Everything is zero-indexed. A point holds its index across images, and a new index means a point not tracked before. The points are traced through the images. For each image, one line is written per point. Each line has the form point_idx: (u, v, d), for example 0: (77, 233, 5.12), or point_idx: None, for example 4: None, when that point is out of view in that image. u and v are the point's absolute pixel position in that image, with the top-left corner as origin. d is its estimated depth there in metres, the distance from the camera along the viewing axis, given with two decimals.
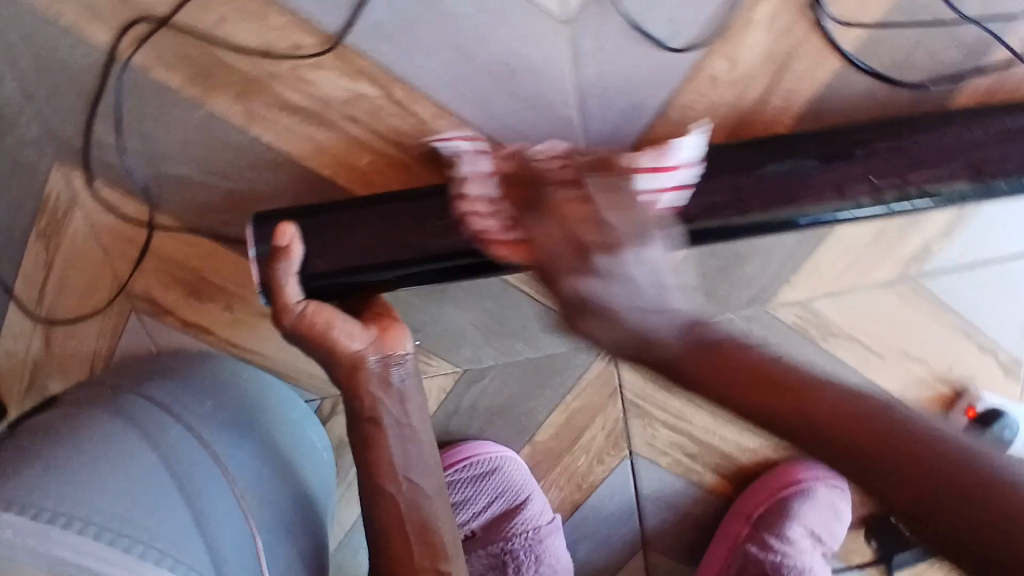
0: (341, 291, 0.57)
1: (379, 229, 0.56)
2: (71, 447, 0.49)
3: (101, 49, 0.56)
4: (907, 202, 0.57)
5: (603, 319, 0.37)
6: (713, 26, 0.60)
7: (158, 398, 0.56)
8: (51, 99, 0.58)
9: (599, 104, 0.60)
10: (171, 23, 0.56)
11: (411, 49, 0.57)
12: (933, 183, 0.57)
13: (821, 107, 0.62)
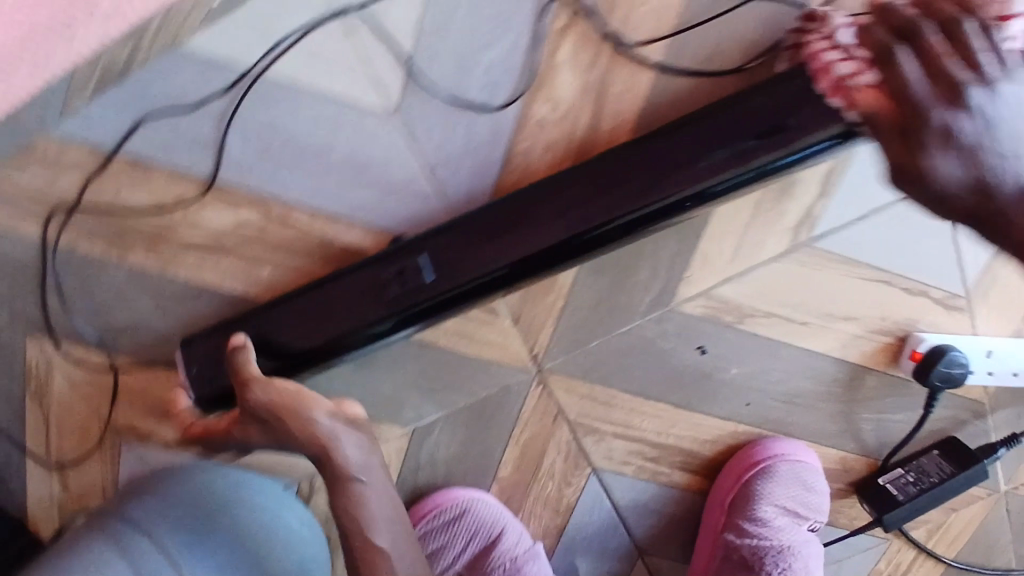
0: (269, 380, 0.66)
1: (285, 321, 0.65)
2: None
3: (33, 240, 0.67)
4: (751, 172, 0.60)
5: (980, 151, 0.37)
6: (527, 75, 0.65)
7: (135, 518, 0.67)
8: (7, 289, 0.69)
9: (447, 170, 0.67)
10: (80, 208, 0.66)
11: (272, 172, 0.66)
12: (763, 150, 0.60)
13: (650, 116, 0.66)
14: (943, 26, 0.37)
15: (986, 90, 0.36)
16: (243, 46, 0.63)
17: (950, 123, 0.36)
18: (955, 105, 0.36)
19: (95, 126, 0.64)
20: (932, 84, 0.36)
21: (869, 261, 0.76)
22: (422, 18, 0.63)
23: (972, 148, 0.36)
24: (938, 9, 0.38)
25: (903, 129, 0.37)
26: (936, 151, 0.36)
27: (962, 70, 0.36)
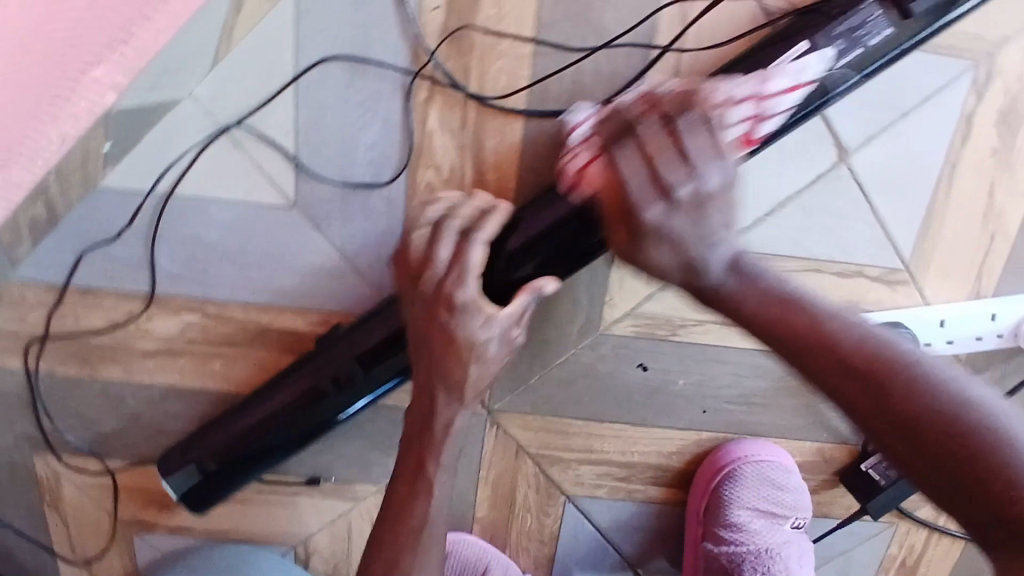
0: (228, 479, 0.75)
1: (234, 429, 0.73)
2: None
3: (17, 370, 0.76)
4: None
5: (664, 244, 0.51)
6: (407, 146, 0.69)
7: None
8: (7, 415, 0.78)
9: (356, 248, 0.72)
10: (50, 336, 0.74)
11: (202, 276, 0.73)
12: None
13: (530, 162, 0.69)
14: (657, 129, 0.49)
15: (691, 188, 0.49)
16: (151, 172, 0.70)
17: (660, 218, 0.50)
18: (663, 201, 0.49)
19: (45, 267, 0.72)
20: (649, 181, 0.49)
21: (790, 255, 0.75)
22: (297, 116, 0.68)
23: (676, 234, 0.51)
24: (655, 113, 0.51)
25: (628, 220, 0.51)
26: (648, 243, 0.52)
27: (671, 170, 0.49)
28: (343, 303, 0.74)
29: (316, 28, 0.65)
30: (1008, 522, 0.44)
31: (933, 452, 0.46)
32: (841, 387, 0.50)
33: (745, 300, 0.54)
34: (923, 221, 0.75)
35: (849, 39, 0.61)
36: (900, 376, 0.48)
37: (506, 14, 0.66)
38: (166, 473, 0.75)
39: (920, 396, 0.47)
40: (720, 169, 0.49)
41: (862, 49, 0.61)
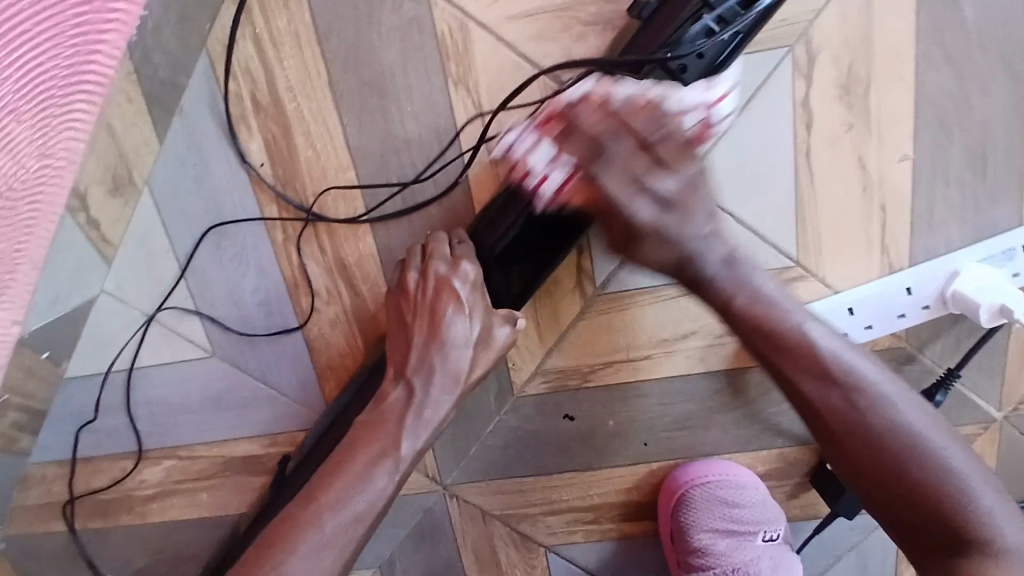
0: None
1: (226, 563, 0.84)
2: None
3: (61, 529, 0.89)
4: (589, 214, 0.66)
5: (661, 248, 0.61)
6: (285, 280, 0.77)
7: None
8: (65, 568, 0.91)
9: (277, 373, 0.81)
10: (76, 497, 0.88)
11: (168, 427, 0.85)
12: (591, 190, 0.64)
13: (392, 266, 0.76)
14: (629, 144, 0.60)
15: (676, 185, 0.60)
16: (98, 360, 0.81)
17: (656, 217, 0.60)
18: (656, 203, 0.60)
19: (52, 451, 0.86)
20: (637, 189, 0.59)
21: (665, 281, 0.76)
22: (189, 281, 0.78)
23: (671, 235, 0.60)
24: (628, 123, 0.60)
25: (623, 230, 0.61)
26: (643, 242, 0.61)
27: (654, 176, 0.59)
28: (283, 423, 0.83)
29: (175, 210, 0.75)
30: (922, 534, 0.56)
31: (859, 455, 0.58)
32: (810, 383, 0.60)
33: (735, 295, 0.62)
34: (794, 214, 0.72)
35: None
36: (868, 404, 0.58)
37: (321, 150, 0.72)
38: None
39: (870, 416, 0.58)
40: (685, 176, 0.60)
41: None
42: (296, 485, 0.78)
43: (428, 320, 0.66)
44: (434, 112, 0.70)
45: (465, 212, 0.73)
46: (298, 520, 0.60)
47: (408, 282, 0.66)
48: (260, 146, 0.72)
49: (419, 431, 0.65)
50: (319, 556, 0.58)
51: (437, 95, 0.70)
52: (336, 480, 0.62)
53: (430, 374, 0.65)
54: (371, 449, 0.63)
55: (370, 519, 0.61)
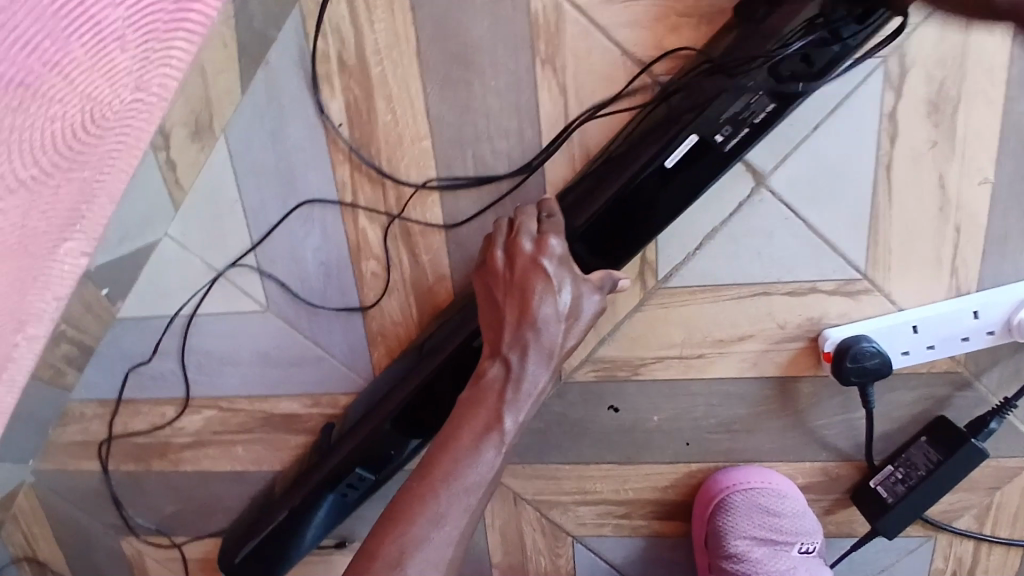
0: (255, 560, 0.86)
1: (258, 520, 0.85)
2: None
3: (96, 465, 0.91)
4: (701, 182, 0.63)
5: None
6: (349, 243, 0.77)
7: None
8: (99, 501, 0.93)
9: (329, 335, 0.81)
10: (114, 438, 0.89)
11: (214, 379, 0.85)
12: (718, 153, 0.62)
13: (459, 238, 0.76)
14: None
15: None
16: (153, 305, 0.82)
17: None
18: None
19: (97, 390, 0.86)
20: None
21: (730, 281, 0.75)
22: (252, 233, 0.78)
23: None
24: None
25: None
26: None
27: None
28: (328, 385, 0.83)
29: (249, 162, 0.75)
30: None
31: None
32: None
33: None
34: (868, 226, 0.72)
35: (735, 121, 0.60)
36: None
37: (400, 116, 0.72)
38: (224, 558, 0.89)
39: None
40: None
41: (748, 128, 0.60)
42: (337, 450, 0.79)
43: (518, 294, 0.58)
44: (518, 85, 0.70)
45: (537, 194, 0.74)
46: (411, 499, 0.52)
47: (494, 262, 0.60)
48: (341, 107, 0.72)
49: (522, 405, 0.56)
50: (439, 531, 0.51)
51: (522, 70, 0.70)
52: (443, 456, 0.54)
53: (527, 348, 0.57)
54: (475, 424, 0.55)
55: (482, 494, 0.54)
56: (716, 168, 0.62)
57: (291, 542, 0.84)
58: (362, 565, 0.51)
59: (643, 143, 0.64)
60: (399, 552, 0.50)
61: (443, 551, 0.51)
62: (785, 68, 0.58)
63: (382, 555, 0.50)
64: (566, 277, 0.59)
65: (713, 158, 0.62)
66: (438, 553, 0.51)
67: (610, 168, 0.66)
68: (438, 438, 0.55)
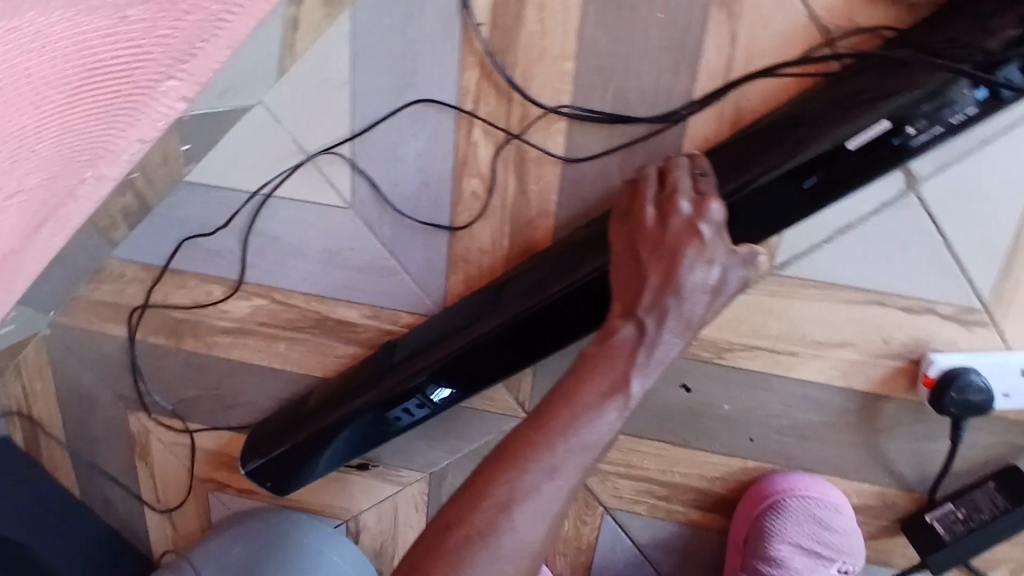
0: (274, 469, 0.81)
1: (287, 425, 0.80)
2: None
3: (122, 331, 0.86)
4: (879, 170, 0.57)
5: None
6: (455, 155, 0.71)
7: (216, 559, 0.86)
8: (115, 371, 0.88)
9: (407, 248, 0.76)
10: (149, 305, 0.84)
11: (272, 268, 0.79)
12: (905, 144, 0.55)
13: (575, 175, 0.70)
14: None
15: None
16: (230, 174, 0.76)
17: None
18: None
19: (143, 251, 0.81)
20: None
21: (848, 283, 0.71)
22: (354, 121, 0.72)
23: None
24: None
25: None
26: None
27: None
28: (392, 299, 0.78)
29: (371, 44, 0.69)
30: None
31: None
32: None
33: None
34: (1006, 257, 0.68)
35: (931, 115, 0.54)
36: None
37: (549, 29, 0.66)
38: (247, 464, 0.82)
39: None
40: None
41: (942, 126, 0.54)
42: (398, 375, 0.72)
43: (666, 256, 0.53)
44: (685, 24, 0.64)
45: (674, 146, 0.68)
46: (525, 445, 0.49)
47: (644, 217, 0.56)
48: (487, 5, 0.66)
49: (651, 372, 0.52)
50: (551, 483, 0.48)
51: (694, 8, 0.64)
52: (564, 407, 0.50)
53: (666, 314, 0.52)
54: (599, 382, 0.51)
55: (596, 455, 0.50)
56: (898, 159, 0.56)
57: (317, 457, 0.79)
58: (467, 500, 0.48)
59: (823, 117, 0.59)
60: (510, 495, 0.47)
61: (551, 504, 0.48)
62: (1004, 72, 0.51)
63: (491, 494, 0.48)
64: (721, 247, 0.54)
65: (894, 151, 0.55)
66: (546, 505, 0.48)
67: (779, 135, 0.61)
68: (557, 386, 0.52)
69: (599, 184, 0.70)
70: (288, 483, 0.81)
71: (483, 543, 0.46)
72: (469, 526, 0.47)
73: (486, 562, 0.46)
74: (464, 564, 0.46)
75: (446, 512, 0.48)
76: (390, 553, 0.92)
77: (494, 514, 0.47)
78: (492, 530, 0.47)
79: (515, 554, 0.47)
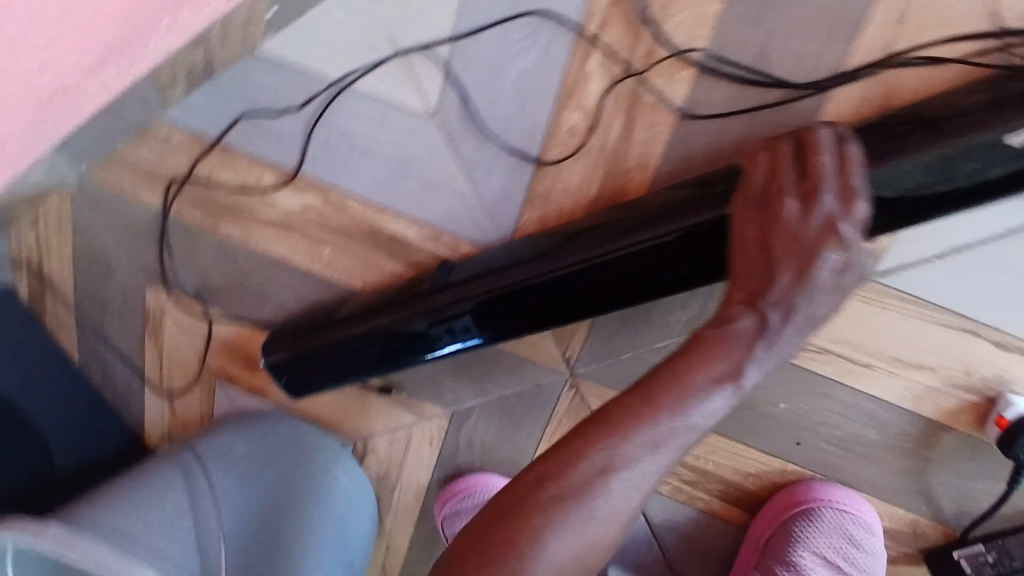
0: (295, 372, 0.76)
1: (315, 332, 0.74)
2: (145, 497, 0.72)
3: (156, 201, 0.80)
4: None
5: None
6: (561, 83, 0.65)
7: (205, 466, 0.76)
8: (139, 241, 0.83)
9: (484, 174, 0.70)
10: (190, 179, 0.78)
11: (334, 166, 0.74)
12: None
13: (690, 131, 0.63)
14: None
15: None
16: (307, 56, 0.71)
17: None
18: None
19: (197, 118, 0.76)
20: None
21: (946, 304, 0.67)
22: (457, 25, 0.66)
23: None
24: None
25: None
26: None
27: None
28: (456, 224, 0.72)
29: None
30: None
31: None
32: None
33: None
34: None
35: None
36: None
37: None
38: (271, 355, 0.76)
39: None
40: None
41: None
42: (450, 296, 0.67)
43: (801, 255, 0.49)
44: None
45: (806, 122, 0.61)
46: (627, 415, 0.50)
47: (780, 212, 0.49)
48: None
49: (767, 363, 0.51)
50: (649, 458, 0.49)
51: None
52: (672, 386, 0.50)
53: (792, 313, 0.50)
54: (711, 368, 0.50)
55: (700, 434, 0.50)
56: None
57: (348, 375, 0.74)
58: (563, 459, 0.51)
59: (968, 119, 0.52)
60: (606, 462, 0.49)
61: (649, 475, 0.50)
62: None
63: (588, 458, 0.50)
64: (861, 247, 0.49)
65: None
66: (644, 474, 0.50)
67: (910, 131, 0.54)
68: (666, 363, 0.52)
69: (713, 146, 0.63)
70: (304, 388, 0.77)
71: (575, 502, 0.49)
72: (565, 482, 0.50)
73: (577, 521, 0.49)
74: (555, 517, 0.49)
75: (541, 463, 0.52)
76: (393, 482, 0.89)
77: (590, 476, 0.50)
78: (586, 491, 0.49)
79: (608, 516, 0.50)
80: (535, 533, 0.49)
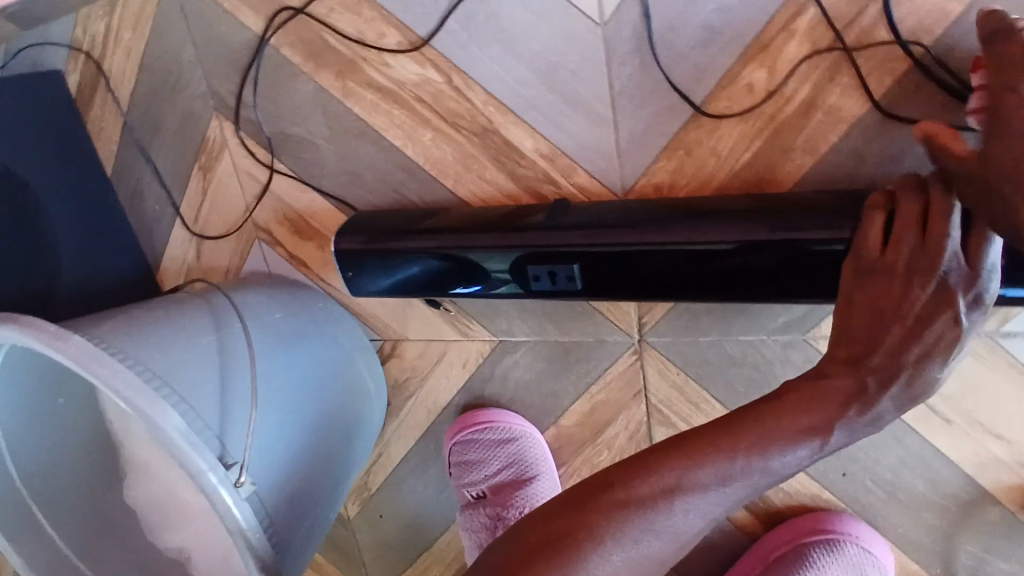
0: (364, 264, 0.70)
1: (395, 231, 0.69)
2: (166, 332, 0.63)
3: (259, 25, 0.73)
4: None
5: None
6: (751, 34, 0.60)
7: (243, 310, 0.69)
8: (226, 64, 0.76)
9: (632, 103, 0.64)
10: (304, 12, 0.71)
11: (469, 47, 0.67)
12: None
13: (872, 128, 0.59)
14: None
15: None
16: None
17: None
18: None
19: None
20: None
21: None
22: None
23: None
24: None
25: None
26: None
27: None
28: (579, 150, 0.67)
29: None
30: None
31: None
32: None
33: None
34: None
35: None
36: None
37: None
38: (341, 241, 0.71)
39: None
40: None
41: None
42: (554, 240, 0.62)
43: (912, 326, 0.46)
44: None
45: None
46: (704, 441, 0.48)
47: (894, 283, 0.47)
48: None
49: (860, 426, 0.48)
50: (722, 489, 0.47)
51: None
52: (755, 428, 0.47)
53: (899, 378, 0.47)
54: (802, 418, 0.47)
55: (774, 481, 0.48)
56: None
57: (418, 286, 0.70)
58: (630, 469, 0.48)
59: None
60: (676, 481, 0.47)
61: (717, 507, 0.47)
62: None
63: (658, 473, 0.47)
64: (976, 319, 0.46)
65: None
66: (711, 506, 0.47)
67: None
68: (751, 405, 0.49)
69: (889, 151, 0.59)
70: (370, 285, 0.71)
71: (638, 514, 0.46)
72: (633, 489, 0.47)
73: (638, 533, 0.46)
74: (616, 525, 0.46)
75: (608, 473, 0.49)
76: (409, 393, 0.84)
77: (656, 494, 0.47)
78: (649, 505, 0.46)
79: (669, 539, 0.47)
80: (594, 538, 0.46)
